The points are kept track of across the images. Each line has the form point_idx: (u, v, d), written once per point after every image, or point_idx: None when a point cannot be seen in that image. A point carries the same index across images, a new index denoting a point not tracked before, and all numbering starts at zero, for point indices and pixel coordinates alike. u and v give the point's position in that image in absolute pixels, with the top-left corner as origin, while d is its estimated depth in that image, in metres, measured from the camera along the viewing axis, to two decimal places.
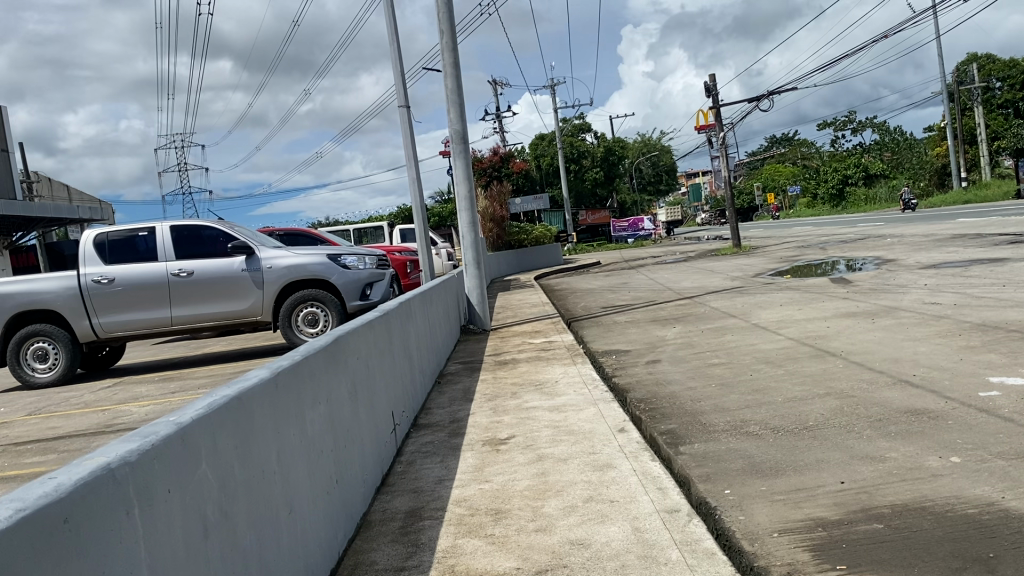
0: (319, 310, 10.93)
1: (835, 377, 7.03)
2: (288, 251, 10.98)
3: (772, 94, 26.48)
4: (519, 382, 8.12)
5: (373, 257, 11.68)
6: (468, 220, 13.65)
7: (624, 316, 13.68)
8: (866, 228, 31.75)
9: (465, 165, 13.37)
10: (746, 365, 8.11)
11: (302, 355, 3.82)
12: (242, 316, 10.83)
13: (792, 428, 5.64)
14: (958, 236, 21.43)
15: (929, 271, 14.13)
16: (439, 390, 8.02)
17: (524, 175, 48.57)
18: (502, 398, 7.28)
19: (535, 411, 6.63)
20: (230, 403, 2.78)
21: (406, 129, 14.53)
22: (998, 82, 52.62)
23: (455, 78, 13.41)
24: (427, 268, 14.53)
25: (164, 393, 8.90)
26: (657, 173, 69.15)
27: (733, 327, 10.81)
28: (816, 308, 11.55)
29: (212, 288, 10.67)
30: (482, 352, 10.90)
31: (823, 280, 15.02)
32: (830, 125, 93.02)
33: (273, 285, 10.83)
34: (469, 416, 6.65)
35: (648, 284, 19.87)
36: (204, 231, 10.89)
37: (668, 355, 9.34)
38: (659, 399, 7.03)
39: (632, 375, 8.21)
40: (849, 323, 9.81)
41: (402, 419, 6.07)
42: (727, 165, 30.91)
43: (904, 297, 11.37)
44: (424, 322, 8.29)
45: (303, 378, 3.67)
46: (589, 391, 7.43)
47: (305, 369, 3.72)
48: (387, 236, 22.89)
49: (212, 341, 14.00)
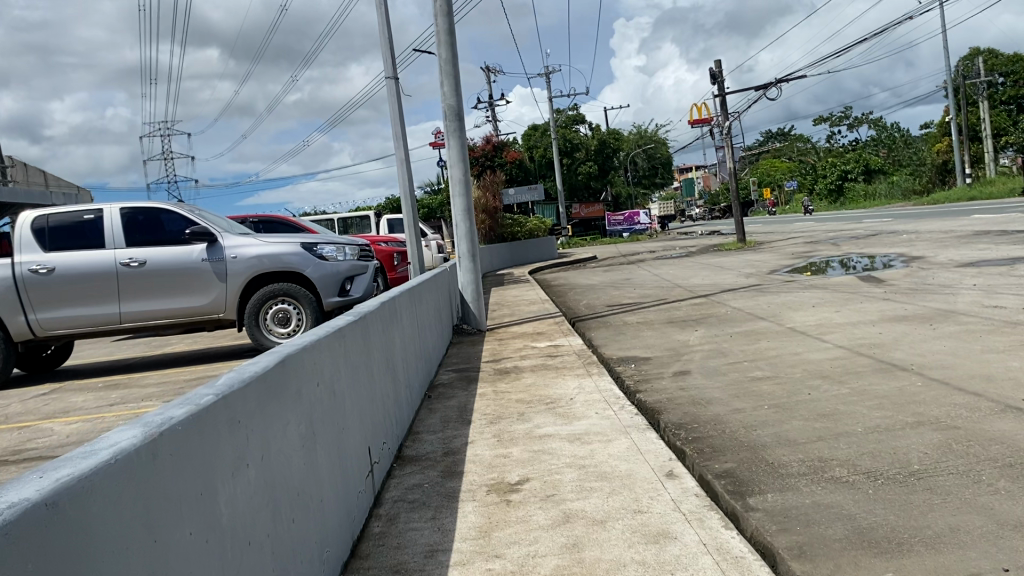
0: (291, 307, 9.57)
1: (920, 399, 5.68)
2: (256, 239, 9.60)
3: (781, 82, 25.22)
4: (526, 399, 6.74)
5: (354, 247, 10.26)
6: (462, 208, 12.26)
7: (634, 317, 12.34)
8: (875, 223, 30.49)
9: (461, 146, 11.98)
10: (798, 380, 6.76)
11: (218, 390, 2.46)
12: (203, 314, 9.45)
13: (894, 474, 4.29)
14: (981, 233, 20.15)
15: (969, 270, 12.83)
16: (429, 409, 6.62)
17: (517, 165, 47.12)
18: (507, 421, 5.93)
19: (551, 441, 5.26)
20: (14, 524, 1.42)
21: (393, 104, 13.12)
22: (1001, 78, 51.64)
23: (449, 47, 11.98)
24: (417, 261, 13.15)
25: (102, 405, 7.49)
26: (652, 167, 67.68)
27: (765, 332, 9.43)
28: (856, 311, 10.21)
29: (168, 280, 9.30)
30: (478, 357, 9.52)
31: (851, 279, 13.72)
32: (825, 121, 91.85)
33: (238, 277, 9.45)
34: (467, 447, 5.29)
35: (654, 281, 18.52)
36: (160, 215, 9.52)
37: (697, 365, 7.97)
38: (702, 425, 5.68)
39: (660, 391, 6.87)
40: (904, 329, 8.46)
41: (382, 454, 4.72)
42: (730, 157, 29.60)
43: (957, 299, 10.06)
44: (412, 325, 6.92)
45: (219, 429, 2.32)
46: (613, 413, 6.07)
47: (223, 413, 2.36)
48: (374, 227, 21.45)
49: (174, 341, 12.53)
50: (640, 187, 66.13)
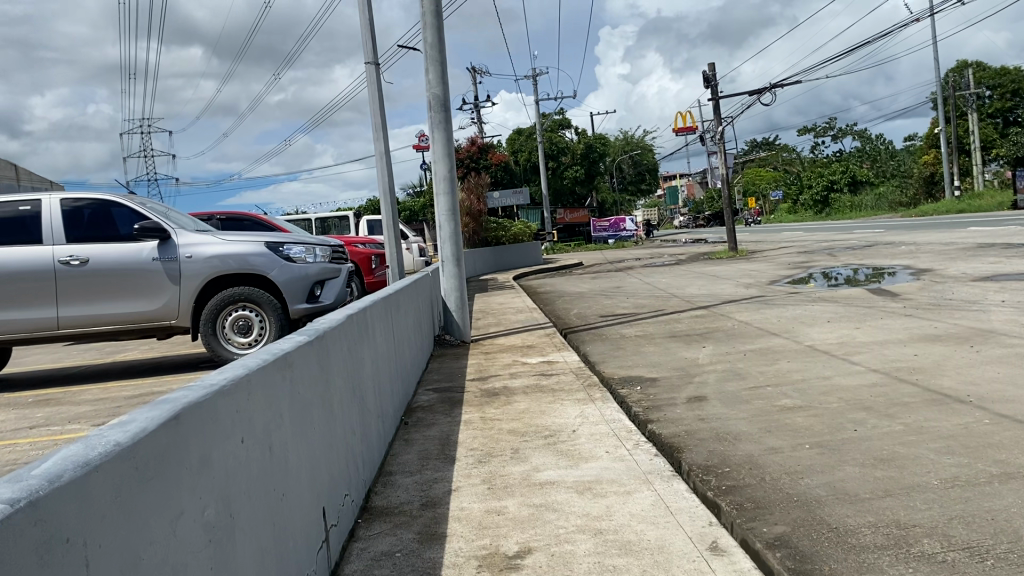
0: (252, 314, 8.51)
1: (996, 442, 4.73)
2: (214, 237, 8.54)
3: (776, 86, 24.36)
4: (520, 430, 5.72)
5: (326, 248, 9.18)
6: (447, 207, 11.23)
7: (631, 329, 11.37)
8: (868, 234, 29.71)
9: (446, 140, 10.95)
10: (837, 412, 5.78)
11: (21, 492, 1.47)
12: (152, 321, 8.39)
13: (1005, 553, 3.33)
14: (985, 246, 19.34)
15: (990, 285, 11.94)
16: (405, 440, 5.59)
17: (503, 168, 46.11)
18: (499, 460, 4.92)
19: (556, 490, 4.27)
20: None
21: (374, 93, 12.06)
22: (988, 90, 51.29)
23: (435, 31, 10.95)
24: (397, 265, 12.11)
25: (22, 426, 6.40)
26: (639, 174, 66.72)
27: (782, 351, 8.46)
28: (879, 328, 9.28)
29: (113, 282, 8.23)
30: (463, 374, 8.50)
31: (861, 292, 12.79)
32: (811, 131, 91.56)
33: (193, 280, 8.38)
34: (450, 498, 4.27)
35: (648, 290, 17.55)
36: (110, 208, 8.46)
37: (712, 389, 6.96)
38: (735, 469, 4.70)
39: (676, 421, 5.88)
40: (943, 351, 7.53)
41: (342, 512, 3.71)
42: (723, 163, 28.68)
43: (989, 317, 9.13)
44: (386, 340, 5.91)
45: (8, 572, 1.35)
46: (626, 452, 5.06)
47: (18, 538, 1.38)
48: (353, 228, 20.37)
49: (129, 348, 11.41)
50: (626, 195, 65.28)
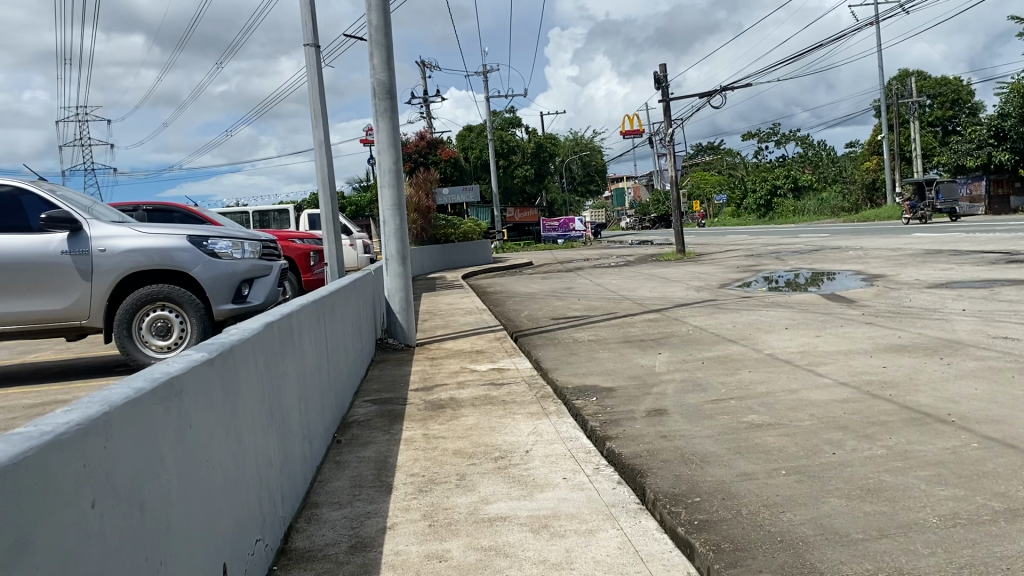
0: (173, 315, 7.75)
1: (991, 471, 4.30)
2: (131, 228, 7.75)
3: (728, 88, 24.14)
4: (467, 450, 5.13)
5: (257, 243, 8.44)
6: (391, 202, 10.56)
7: (584, 333, 10.85)
8: (815, 239, 29.82)
9: (391, 130, 10.29)
10: (811, 431, 5.32)
11: None
12: (60, 321, 7.58)
13: None
14: (932, 252, 19.35)
15: (946, 293, 11.72)
16: (336, 463, 4.95)
17: (451, 164, 45.38)
18: (444, 488, 4.33)
19: (509, 528, 3.71)
20: None
21: (314, 78, 11.32)
22: (929, 100, 52.32)
23: (381, 12, 10.28)
24: (336, 263, 11.39)
25: None
26: (588, 174, 66.54)
27: (743, 360, 8.02)
28: (841, 336, 8.91)
29: (15, 277, 7.41)
30: (405, 382, 7.86)
31: (817, 298, 12.48)
32: (756, 135, 92.67)
33: (107, 276, 7.58)
34: (383, 539, 3.66)
35: (599, 291, 17.09)
36: (18, 196, 7.64)
37: (673, 402, 6.45)
38: (707, 498, 4.18)
39: (638, 439, 5.36)
40: (912, 363, 7.16)
41: (251, 564, 3.07)
42: (673, 164, 28.43)
43: (954, 327, 8.82)
44: (316, 348, 5.25)
45: None
46: (585, 480, 4.51)
47: None
48: (294, 222, 19.48)
49: (43, 348, 10.48)
50: (575, 195, 65.06)
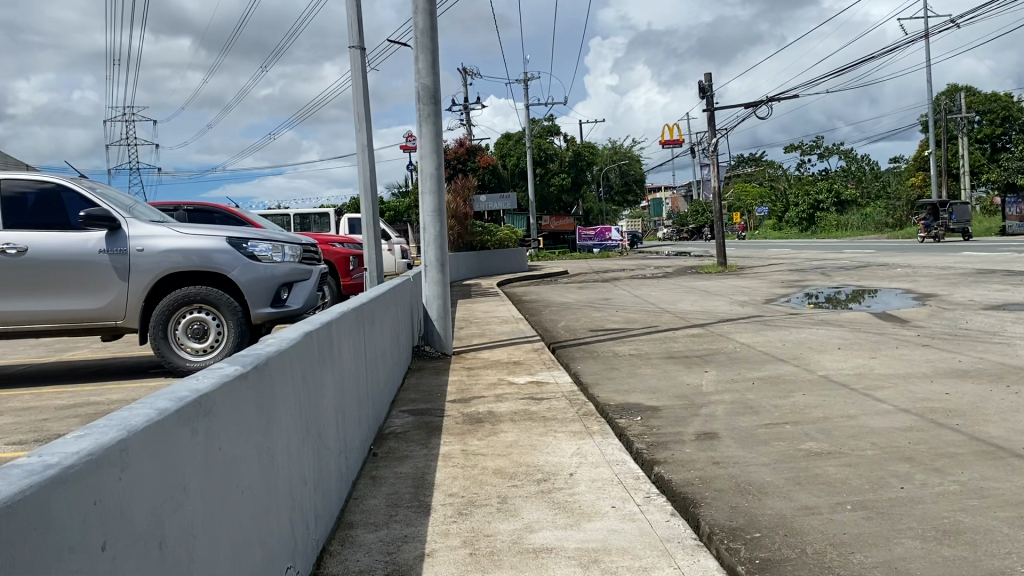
0: (210, 317, 7.61)
1: None
2: (170, 228, 7.64)
3: (774, 99, 23.66)
4: (509, 470, 4.88)
5: (297, 247, 8.28)
6: (432, 208, 10.37)
7: (625, 346, 10.55)
8: (859, 254, 29.14)
9: (434, 135, 10.10)
10: (874, 462, 4.99)
11: None
12: (95, 321, 7.47)
13: None
14: (984, 272, 18.70)
15: (1004, 316, 11.22)
16: (373, 478, 4.73)
17: (490, 171, 45.25)
18: (487, 512, 4.08)
19: (557, 562, 3.44)
20: None
21: (358, 81, 11.19)
22: (978, 116, 51.14)
23: (427, 15, 10.10)
24: (375, 268, 11.23)
25: None
26: (626, 184, 66.04)
27: (795, 381, 7.66)
28: (897, 359, 8.51)
29: (53, 275, 7.32)
30: (443, 393, 7.64)
31: (868, 317, 12.03)
32: (798, 148, 91.42)
33: (144, 276, 7.47)
34: (422, 568, 3.42)
35: (639, 303, 16.74)
36: (60, 194, 7.55)
37: (723, 425, 6.15)
38: (767, 533, 3.89)
39: (689, 463, 5.07)
40: (976, 390, 6.76)
41: None
42: (715, 176, 27.96)
43: (1016, 352, 8.38)
44: (354, 357, 5.04)
45: None
46: (635, 508, 4.23)
47: None
48: (333, 226, 19.40)
49: (80, 347, 10.43)
50: (612, 205, 64.59)
